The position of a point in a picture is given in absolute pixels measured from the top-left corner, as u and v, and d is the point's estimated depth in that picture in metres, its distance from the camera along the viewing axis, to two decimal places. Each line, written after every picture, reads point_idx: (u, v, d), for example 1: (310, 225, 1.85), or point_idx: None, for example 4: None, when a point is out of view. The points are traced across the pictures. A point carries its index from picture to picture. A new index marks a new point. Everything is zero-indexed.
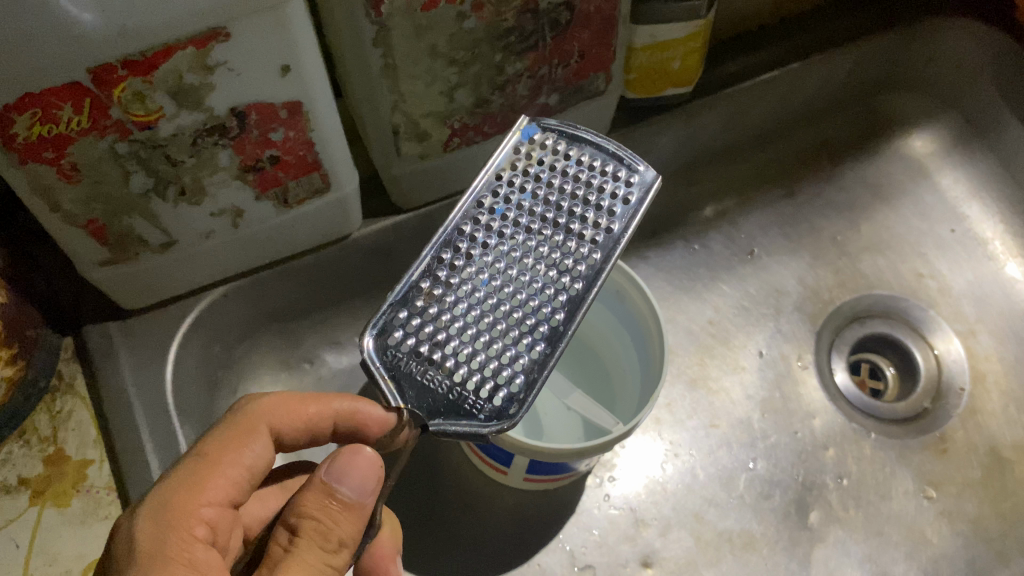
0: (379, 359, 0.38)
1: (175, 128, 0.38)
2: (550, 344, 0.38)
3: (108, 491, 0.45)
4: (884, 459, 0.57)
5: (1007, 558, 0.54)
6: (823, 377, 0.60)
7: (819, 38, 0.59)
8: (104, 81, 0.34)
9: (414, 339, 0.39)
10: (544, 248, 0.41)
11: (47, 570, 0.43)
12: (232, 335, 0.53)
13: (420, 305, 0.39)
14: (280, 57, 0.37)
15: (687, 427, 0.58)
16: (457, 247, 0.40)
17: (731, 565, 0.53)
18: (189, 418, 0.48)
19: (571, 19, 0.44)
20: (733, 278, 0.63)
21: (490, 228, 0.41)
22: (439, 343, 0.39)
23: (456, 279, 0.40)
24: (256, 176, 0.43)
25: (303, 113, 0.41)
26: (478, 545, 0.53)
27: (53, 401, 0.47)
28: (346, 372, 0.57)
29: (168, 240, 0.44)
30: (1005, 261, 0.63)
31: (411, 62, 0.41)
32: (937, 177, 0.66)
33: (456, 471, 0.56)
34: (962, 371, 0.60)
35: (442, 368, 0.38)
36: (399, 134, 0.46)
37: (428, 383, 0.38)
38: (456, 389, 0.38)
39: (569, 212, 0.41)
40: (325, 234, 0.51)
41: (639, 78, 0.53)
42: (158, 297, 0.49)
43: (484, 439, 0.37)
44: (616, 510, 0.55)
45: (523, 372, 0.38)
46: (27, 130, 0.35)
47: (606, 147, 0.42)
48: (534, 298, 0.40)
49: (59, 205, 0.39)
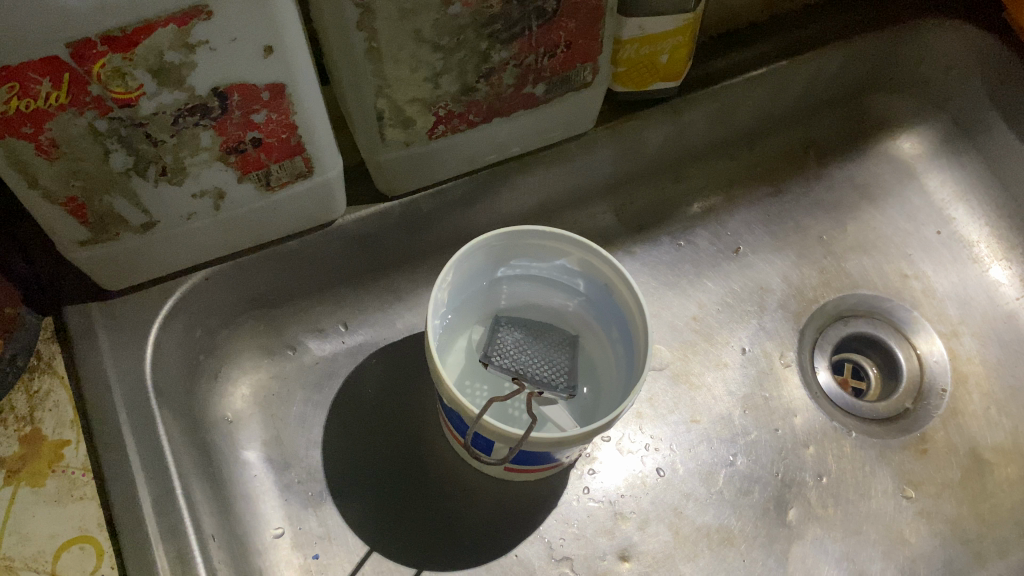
0: (550, 389, 0.51)
1: (156, 107, 0.38)
2: (513, 332, 0.53)
3: (83, 472, 0.44)
4: (864, 458, 0.57)
5: (985, 559, 0.54)
6: (805, 376, 0.60)
7: (808, 36, 0.59)
8: (84, 56, 0.34)
9: (541, 375, 0.51)
10: (544, 348, 0.53)
11: (20, 549, 0.42)
12: (214, 319, 0.53)
13: (547, 367, 0.51)
14: (262, 37, 0.37)
15: (668, 421, 0.58)
16: (549, 349, 0.53)
17: (708, 560, 0.53)
18: (168, 400, 0.48)
19: (559, 7, 0.44)
20: (719, 275, 0.63)
21: (555, 351, 0.53)
22: (534, 371, 0.51)
23: (540, 345, 0.53)
24: (238, 158, 0.43)
25: (287, 95, 0.41)
26: (456, 533, 0.53)
27: (30, 381, 0.47)
28: (329, 359, 0.58)
29: (149, 220, 0.44)
30: (989, 264, 0.63)
31: (395, 46, 0.41)
32: (924, 179, 0.67)
33: (438, 460, 0.56)
34: (944, 371, 0.60)
35: (527, 371, 0.51)
36: (384, 120, 0.46)
37: (531, 380, 0.50)
38: (523, 377, 0.50)
39: (551, 349, 0.53)
40: (308, 219, 0.51)
41: (627, 71, 0.53)
42: (139, 278, 0.48)
43: (493, 371, 0.50)
44: (595, 503, 0.54)
45: (513, 350, 0.52)
46: (5, 104, 0.34)
47: (546, 325, 0.54)
48: (523, 343, 0.52)
49: (37, 181, 0.39)
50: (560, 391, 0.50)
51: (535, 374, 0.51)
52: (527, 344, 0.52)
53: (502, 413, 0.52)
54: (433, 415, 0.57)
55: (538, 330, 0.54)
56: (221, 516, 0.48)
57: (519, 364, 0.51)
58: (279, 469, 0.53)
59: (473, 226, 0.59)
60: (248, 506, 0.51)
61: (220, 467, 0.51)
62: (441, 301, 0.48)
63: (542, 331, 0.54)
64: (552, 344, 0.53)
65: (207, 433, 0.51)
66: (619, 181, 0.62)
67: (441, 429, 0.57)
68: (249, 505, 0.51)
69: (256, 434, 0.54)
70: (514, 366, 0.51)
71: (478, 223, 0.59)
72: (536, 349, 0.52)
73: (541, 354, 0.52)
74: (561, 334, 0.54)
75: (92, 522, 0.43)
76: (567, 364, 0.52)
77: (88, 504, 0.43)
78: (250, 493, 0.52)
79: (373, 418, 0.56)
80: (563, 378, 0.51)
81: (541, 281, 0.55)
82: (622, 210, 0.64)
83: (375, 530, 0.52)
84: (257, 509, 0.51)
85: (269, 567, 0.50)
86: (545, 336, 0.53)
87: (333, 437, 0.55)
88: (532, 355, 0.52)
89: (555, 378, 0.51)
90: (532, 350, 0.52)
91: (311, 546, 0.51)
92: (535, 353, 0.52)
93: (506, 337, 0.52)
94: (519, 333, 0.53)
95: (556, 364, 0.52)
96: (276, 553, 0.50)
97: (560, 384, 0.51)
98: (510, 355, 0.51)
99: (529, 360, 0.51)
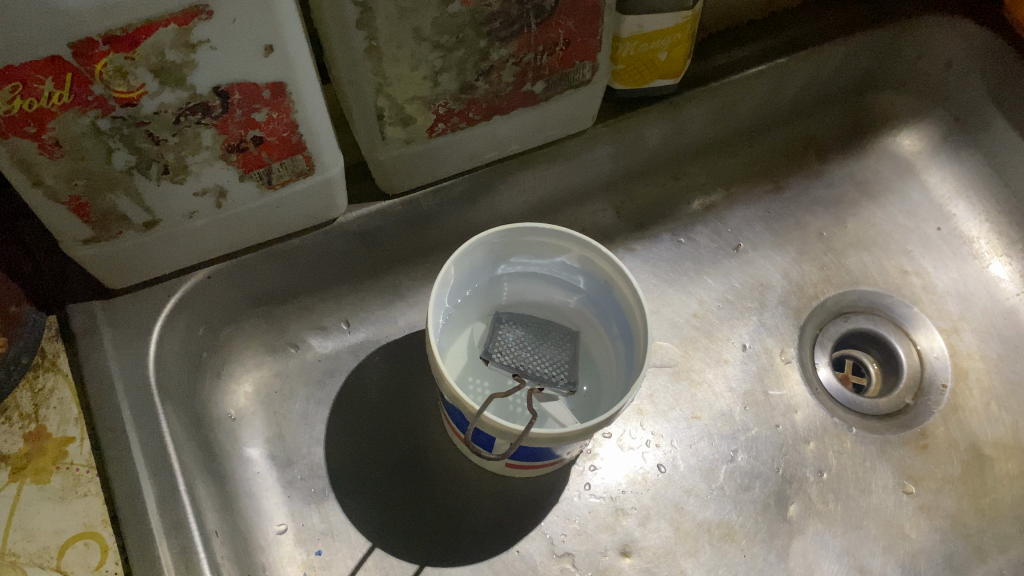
0: (550, 384, 0.51)
1: (157, 106, 0.38)
2: (512, 328, 0.53)
3: (87, 469, 0.44)
4: (865, 453, 0.57)
5: (985, 554, 0.54)
6: (806, 372, 0.60)
7: (807, 33, 0.59)
8: (86, 56, 0.34)
9: (541, 371, 0.51)
10: (544, 344, 0.53)
11: (26, 545, 0.42)
12: (217, 317, 0.53)
13: (546, 363, 0.52)
14: (263, 36, 0.38)
15: (669, 417, 0.58)
16: (549, 344, 0.53)
17: (709, 555, 0.53)
18: (172, 398, 0.48)
19: (557, 5, 0.45)
20: (719, 272, 0.63)
21: (554, 346, 0.53)
22: (533, 367, 0.51)
23: (540, 342, 0.53)
24: (240, 156, 0.44)
25: (287, 94, 0.41)
26: (458, 529, 0.53)
27: (35, 378, 0.47)
28: (331, 357, 0.58)
29: (152, 218, 0.45)
30: (990, 260, 0.63)
31: (395, 44, 0.42)
32: (924, 176, 0.67)
33: (440, 457, 0.56)
34: (944, 367, 0.61)
35: (525, 366, 0.51)
36: (384, 118, 0.46)
37: (530, 376, 0.50)
38: (522, 372, 0.50)
39: (551, 344, 0.53)
40: (310, 217, 0.51)
41: (626, 69, 0.53)
42: (141, 277, 0.48)
43: (493, 367, 0.51)
44: (597, 499, 0.55)
45: (512, 346, 0.52)
46: (8, 103, 0.35)
47: (546, 322, 0.54)
48: (523, 340, 0.53)
49: (41, 179, 0.39)
50: (560, 387, 0.51)
51: (534, 370, 0.51)
52: (527, 340, 0.53)
53: (503, 409, 0.53)
54: (435, 412, 0.58)
55: (538, 327, 0.54)
56: (224, 512, 0.48)
57: (519, 360, 0.51)
58: (282, 466, 0.54)
59: (474, 223, 0.59)
60: (251, 503, 0.51)
61: (223, 464, 0.51)
62: (442, 298, 0.49)
63: (541, 327, 0.54)
64: (552, 339, 0.53)
65: (211, 430, 0.52)
66: (620, 178, 0.63)
67: (442, 426, 0.57)
68: (252, 502, 0.52)
69: (259, 431, 0.55)
70: (513, 362, 0.51)
71: (479, 221, 0.59)
72: (535, 345, 0.53)
73: (541, 350, 0.52)
74: (561, 330, 0.54)
75: (96, 518, 0.43)
76: (567, 360, 0.52)
77: (92, 500, 0.43)
78: (253, 490, 0.52)
79: (375, 415, 0.57)
80: (563, 374, 0.51)
81: (541, 278, 0.55)
82: (622, 207, 0.64)
83: (377, 526, 0.53)
84: (260, 505, 0.52)
85: (273, 563, 0.50)
86: (545, 332, 0.53)
87: (336, 434, 0.55)
88: (532, 351, 0.52)
89: (555, 375, 0.51)
90: (531, 346, 0.52)
91: (314, 542, 0.51)
92: (534, 349, 0.52)
93: (504, 334, 0.52)
94: (518, 330, 0.53)
95: (556, 360, 0.52)
96: (279, 549, 0.51)
97: (560, 380, 0.51)
98: (509, 351, 0.51)
99: (529, 356, 0.52)
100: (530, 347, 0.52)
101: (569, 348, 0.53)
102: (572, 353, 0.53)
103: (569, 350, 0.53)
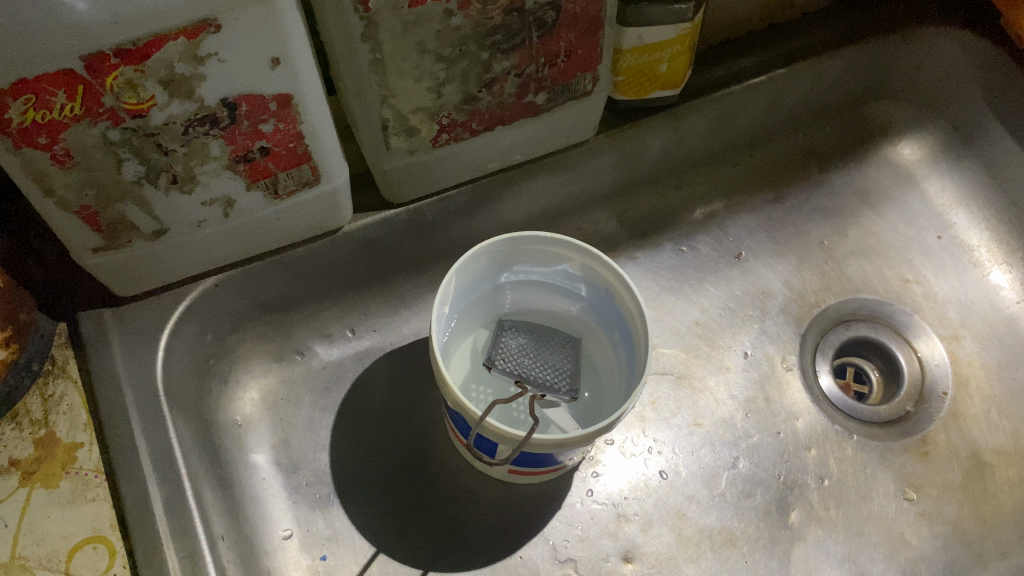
0: (552, 390, 0.51)
1: (167, 117, 0.39)
2: (514, 336, 0.54)
3: (96, 474, 0.44)
4: (865, 460, 0.58)
5: (986, 560, 0.54)
6: (807, 379, 0.61)
7: (806, 43, 0.60)
8: (97, 68, 0.35)
9: (542, 378, 0.51)
10: (546, 351, 0.53)
11: (36, 549, 0.42)
12: (224, 324, 0.54)
13: (547, 370, 0.52)
14: (270, 49, 0.39)
15: (670, 425, 0.58)
16: (550, 352, 0.53)
17: (710, 561, 0.54)
18: (179, 404, 0.49)
19: (558, 18, 0.45)
20: (720, 280, 0.64)
21: (555, 354, 0.53)
22: (534, 374, 0.52)
23: (541, 350, 0.53)
24: (247, 167, 0.44)
25: (293, 105, 0.42)
26: (462, 535, 0.54)
27: (45, 385, 0.47)
28: (336, 364, 0.59)
29: (161, 227, 0.45)
30: (990, 269, 0.64)
31: (399, 57, 0.43)
32: (924, 184, 0.68)
33: (443, 463, 0.56)
34: (945, 374, 0.61)
35: (527, 373, 0.51)
36: (388, 129, 0.47)
37: (532, 383, 0.51)
38: (524, 379, 0.51)
39: (552, 352, 0.53)
40: (315, 226, 0.52)
41: (628, 80, 0.54)
42: (150, 285, 0.49)
43: (495, 373, 0.51)
44: (599, 505, 0.55)
45: (514, 353, 0.52)
46: (21, 115, 0.36)
47: (546, 330, 0.55)
48: (524, 347, 0.53)
49: (52, 190, 0.40)
50: (562, 393, 0.51)
51: (536, 377, 0.51)
52: (528, 347, 0.53)
53: (505, 416, 0.53)
54: (438, 418, 0.58)
55: (539, 334, 0.54)
56: (231, 517, 0.49)
57: (520, 366, 0.52)
58: (288, 472, 0.54)
59: (477, 232, 0.60)
60: (257, 509, 0.52)
61: (230, 470, 0.52)
62: (445, 305, 0.49)
63: (543, 335, 0.54)
64: (553, 347, 0.54)
65: (217, 436, 0.53)
66: (621, 188, 0.63)
67: (446, 433, 0.58)
68: (258, 507, 0.52)
69: (265, 437, 0.55)
70: (514, 369, 0.51)
71: (482, 230, 0.60)
72: (536, 352, 0.53)
73: (542, 358, 0.53)
74: (562, 338, 0.54)
75: (105, 523, 0.43)
76: (569, 368, 0.53)
77: (101, 505, 0.43)
78: (259, 495, 0.53)
79: (379, 422, 0.57)
80: (564, 382, 0.52)
81: (544, 286, 0.55)
82: (624, 216, 0.64)
83: (382, 531, 0.53)
84: (267, 510, 0.52)
85: (278, 567, 0.51)
86: (545, 340, 0.54)
87: (340, 441, 0.56)
88: (534, 359, 0.53)
89: (557, 382, 0.51)
90: (532, 354, 0.53)
91: (318, 548, 0.52)
92: (535, 356, 0.53)
93: (506, 341, 0.53)
94: (519, 338, 0.54)
95: (557, 367, 0.52)
96: (285, 554, 0.51)
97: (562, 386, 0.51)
98: (511, 359, 0.52)
99: (530, 363, 0.52)
100: (531, 355, 0.53)
101: (569, 356, 0.53)
102: (573, 360, 0.53)
103: (570, 358, 0.53)
